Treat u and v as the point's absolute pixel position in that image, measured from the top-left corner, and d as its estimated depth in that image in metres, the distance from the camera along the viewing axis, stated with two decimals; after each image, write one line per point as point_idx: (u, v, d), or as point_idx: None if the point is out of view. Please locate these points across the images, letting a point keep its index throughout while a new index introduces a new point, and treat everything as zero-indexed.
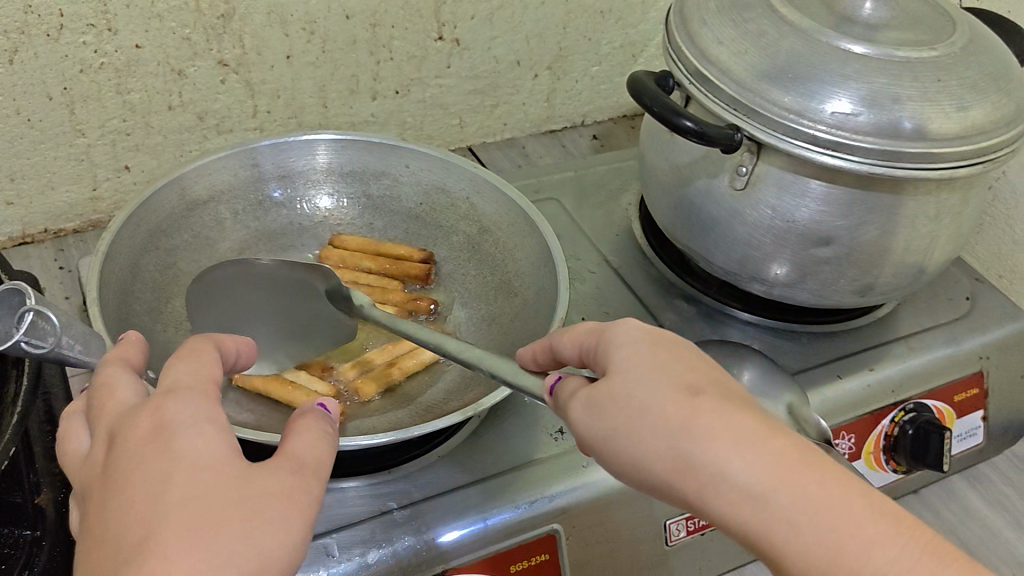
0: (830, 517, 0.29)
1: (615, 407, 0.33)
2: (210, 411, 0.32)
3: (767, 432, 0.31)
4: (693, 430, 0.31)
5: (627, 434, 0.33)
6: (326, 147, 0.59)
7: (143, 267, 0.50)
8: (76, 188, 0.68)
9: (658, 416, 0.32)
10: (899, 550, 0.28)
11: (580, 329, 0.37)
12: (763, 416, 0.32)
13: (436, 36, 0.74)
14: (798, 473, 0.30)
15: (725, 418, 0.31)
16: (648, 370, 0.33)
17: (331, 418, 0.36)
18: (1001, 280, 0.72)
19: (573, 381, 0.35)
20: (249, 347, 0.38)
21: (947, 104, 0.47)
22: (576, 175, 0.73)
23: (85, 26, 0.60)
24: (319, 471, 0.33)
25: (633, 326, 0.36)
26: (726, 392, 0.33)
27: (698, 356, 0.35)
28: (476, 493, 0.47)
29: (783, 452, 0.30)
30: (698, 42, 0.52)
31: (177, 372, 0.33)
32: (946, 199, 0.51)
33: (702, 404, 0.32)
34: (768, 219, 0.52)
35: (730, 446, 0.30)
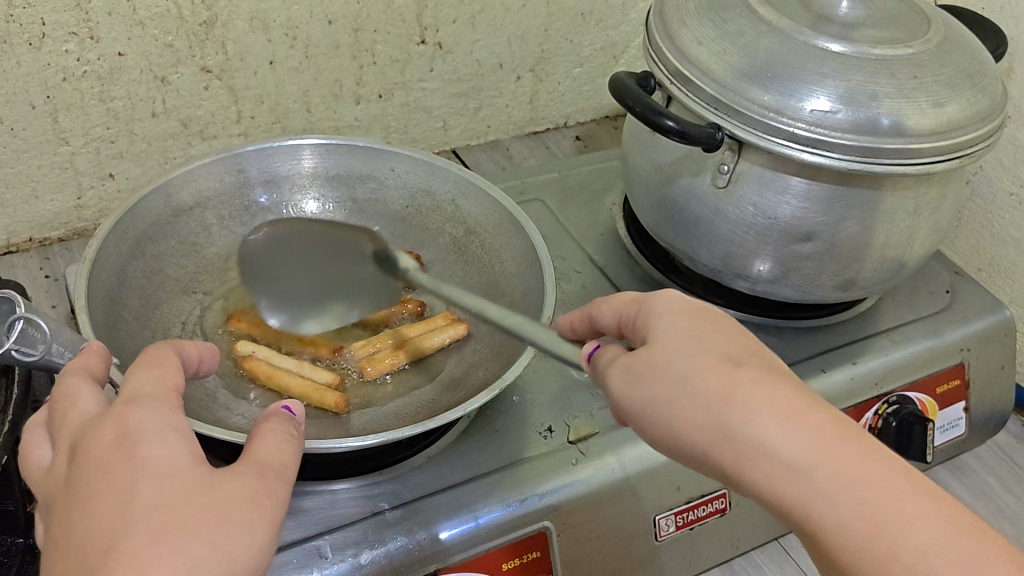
0: (870, 493, 0.29)
1: (654, 377, 0.34)
2: (173, 420, 0.32)
3: (807, 405, 0.31)
4: (735, 401, 0.32)
5: (667, 405, 0.33)
6: (311, 152, 0.59)
7: (131, 273, 0.50)
8: (60, 196, 0.68)
9: (694, 384, 0.32)
10: (939, 527, 0.29)
11: (621, 298, 0.38)
12: (801, 389, 0.32)
13: (418, 40, 0.75)
14: (837, 447, 0.30)
15: (764, 388, 0.32)
16: (687, 341, 0.34)
17: (296, 421, 0.37)
18: (980, 273, 0.73)
19: (611, 349, 0.36)
20: (211, 355, 0.38)
21: (924, 101, 0.48)
22: (561, 177, 0.74)
23: (67, 34, 0.60)
24: (284, 475, 0.33)
25: (675, 299, 0.37)
26: (765, 364, 0.33)
27: (739, 332, 0.35)
28: (467, 492, 0.47)
29: (822, 424, 0.31)
30: (679, 43, 0.53)
31: (138, 381, 0.33)
32: (925, 194, 0.52)
33: (742, 375, 0.32)
34: (750, 216, 0.52)
35: (770, 416, 0.31)
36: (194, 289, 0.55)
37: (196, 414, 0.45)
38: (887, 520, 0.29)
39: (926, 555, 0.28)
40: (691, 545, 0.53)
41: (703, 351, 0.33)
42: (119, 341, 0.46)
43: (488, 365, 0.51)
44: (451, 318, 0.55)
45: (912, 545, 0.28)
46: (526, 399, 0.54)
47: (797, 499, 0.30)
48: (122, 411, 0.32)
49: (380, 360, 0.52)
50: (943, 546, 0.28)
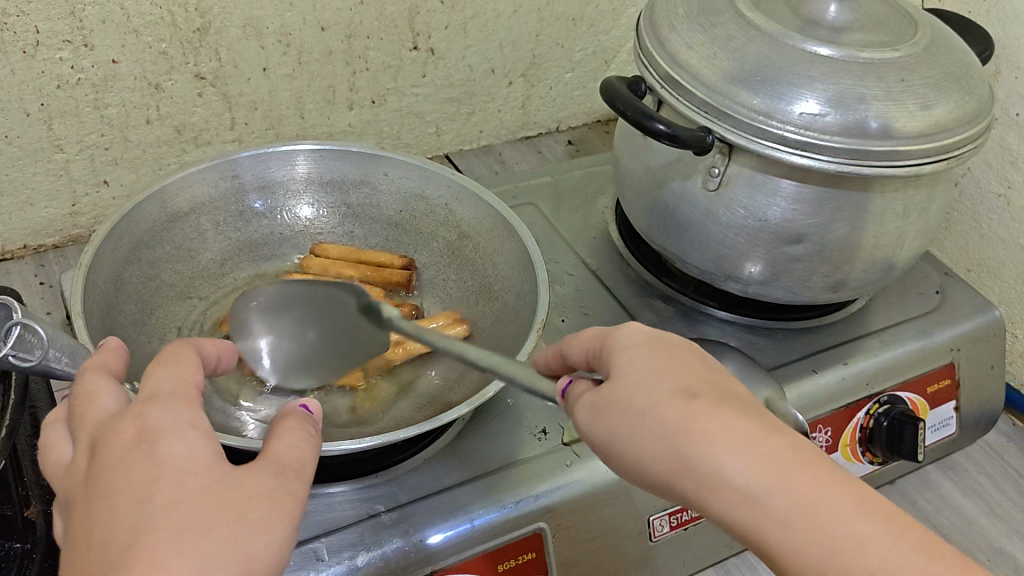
0: (826, 519, 0.29)
1: (616, 411, 0.34)
2: (193, 417, 0.32)
3: (763, 433, 0.31)
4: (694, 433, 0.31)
5: (630, 437, 0.33)
6: (305, 157, 0.59)
7: (127, 279, 0.51)
8: (55, 204, 0.68)
9: (653, 418, 0.32)
10: (895, 549, 0.29)
11: (586, 333, 0.38)
12: (759, 414, 0.32)
13: (411, 46, 0.75)
14: (793, 474, 0.30)
15: (721, 419, 0.31)
16: (647, 373, 0.34)
17: (314, 420, 0.37)
18: (970, 274, 0.74)
19: (580, 385, 0.36)
20: (229, 355, 0.39)
21: (911, 104, 0.49)
22: (553, 181, 0.74)
23: (62, 42, 0.60)
24: (302, 473, 0.33)
25: (635, 329, 0.36)
26: (724, 391, 0.33)
27: (697, 357, 0.35)
28: (462, 494, 0.48)
29: (778, 453, 0.30)
30: (669, 48, 0.53)
31: (156, 379, 0.33)
32: (913, 196, 0.52)
33: (700, 406, 0.32)
34: (741, 219, 0.53)
35: (727, 448, 0.31)
36: (189, 295, 0.55)
37: None
38: (844, 543, 0.29)
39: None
40: (685, 546, 0.53)
41: (662, 382, 0.33)
42: None
43: (482, 368, 0.51)
44: (453, 318, 0.55)
45: (867, 569, 0.28)
46: (520, 402, 0.54)
47: (758, 528, 0.30)
48: (140, 409, 0.32)
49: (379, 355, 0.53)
50: (900, 570, 0.28)
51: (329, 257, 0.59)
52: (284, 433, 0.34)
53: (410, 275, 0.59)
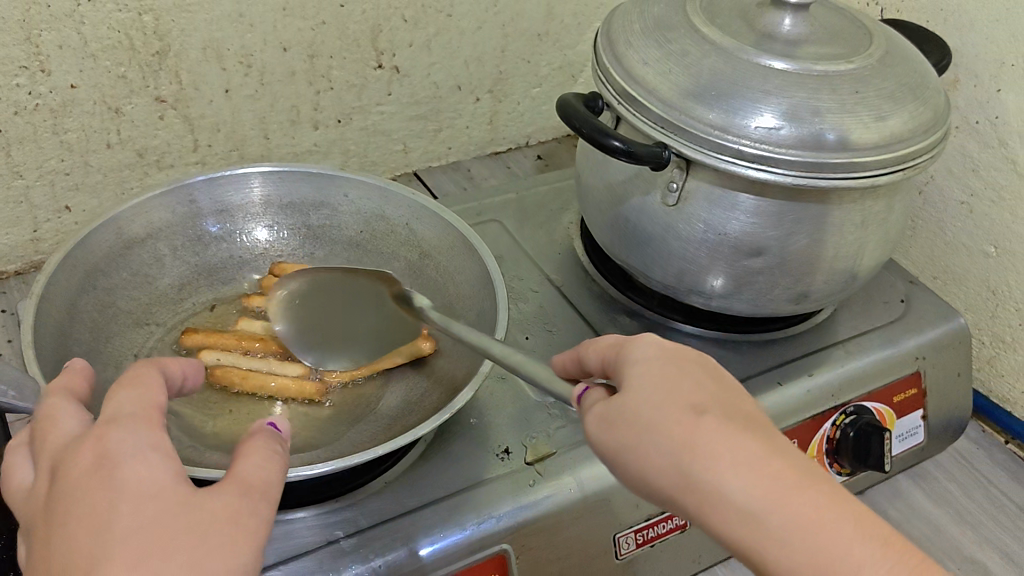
0: (821, 540, 0.30)
1: (628, 426, 0.34)
2: (154, 439, 0.32)
3: (767, 454, 0.32)
4: (697, 450, 0.32)
5: (636, 451, 0.34)
6: (261, 180, 0.59)
7: (82, 307, 0.50)
8: (16, 231, 0.68)
9: (659, 433, 0.33)
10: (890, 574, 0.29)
11: (605, 341, 0.39)
12: (766, 436, 0.33)
13: (375, 64, 0.75)
14: (796, 498, 0.31)
15: (728, 438, 0.32)
16: (656, 389, 0.34)
17: (282, 436, 0.37)
18: (935, 281, 0.74)
19: (595, 394, 0.37)
20: (195, 371, 0.38)
21: (866, 115, 0.49)
22: (518, 197, 0.74)
23: (18, 68, 0.60)
24: (268, 492, 0.33)
25: (650, 343, 0.37)
26: (733, 411, 0.33)
27: (709, 374, 0.35)
28: (424, 517, 0.47)
29: (780, 471, 0.31)
30: (625, 63, 0.53)
31: (118, 401, 0.33)
32: (872, 206, 0.52)
33: (707, 424, 0.33)
34: (701, 233, 0.53)
35: (730, 465, 0.31)
36: (146, 321, 0.55)
37: None
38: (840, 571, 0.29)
39: None
40: (653, 563, 0.53)
41: (670, 398, 0.34)
42: None
43: (442, 388, 0.51)
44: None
45: None
46: (484, 422, 0.54)
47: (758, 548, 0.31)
48: (100, 432, 0.32)
49: (346, 368, 0.53)
50: None
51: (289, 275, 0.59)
52: (248, 452, 0.34)
53: None
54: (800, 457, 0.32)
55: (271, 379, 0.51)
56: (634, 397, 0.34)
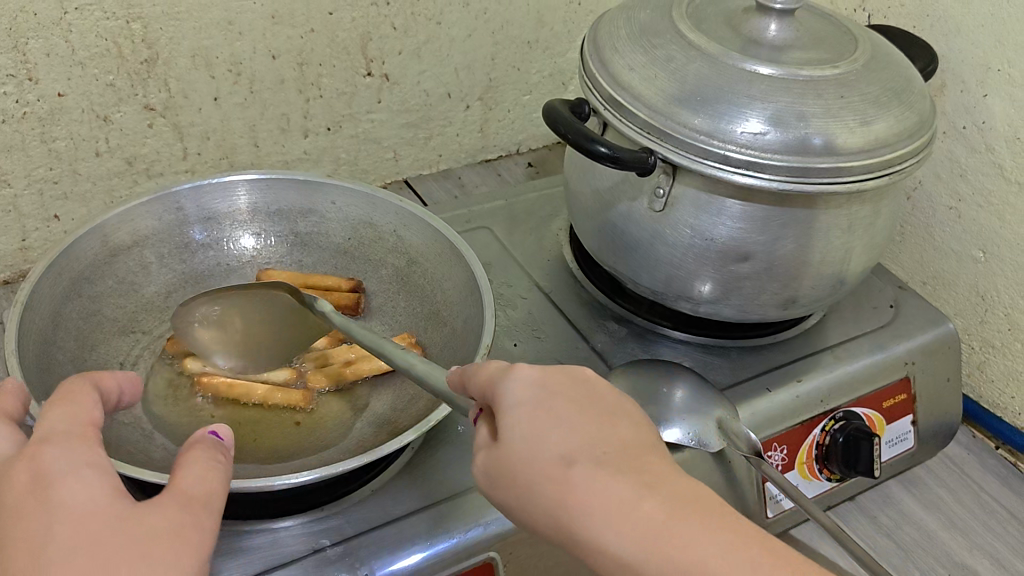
0: None
1: (507, 479, 0.32)
2: (88, 456, 0.33)
3: (639, 494, 0.30)
4: (572, 505, 0.30)
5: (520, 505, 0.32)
6: (247, 188, 0.59)
7: (67, 315, 0.50)
8: (4, 239, 0.68)
9: (534, 489, 0.31)
10: None
11: (484, 369, 0.34)
12: (640, 469, 0.31)
13: (364, 72, 0.75)
14: (671, 540, 0.29)
15: (599, 489, 0.30)
16: (526, 440, 0.32)
17: (225, 446, 0.37)
18: (925, 287, 0.74)
19: (483, 433, 0.34)
20: (134, 385, 0.39)
21: (851, 119, 0.49)
22: (508, 204, 0.74)
23: (5, 76, 0.60)
24: (211, 501, 0.33)
25: (522, 374, 0.33)
26: (607, 447, 0.31)
27: (587, 403, 0.33)
28: (412, 525, 0.47)
29: (650, 517, 0.29)
30: (611, 69, 0.53)
31: (51, 421, 0.34)
32: (858, 211, 0.52)
33: (577, 475, 0.31)
34: (688, 238, 0.53)
35: (602, 520, 0.30)
36: (132, 329, 0.54)
37: (131, 456, 0.44)
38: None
39: None
40: None
41: (540, 445, 0.31)
42: (52, 385, 0.46)
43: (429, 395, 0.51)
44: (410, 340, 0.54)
45: None
46: (472, 429, 0.54)
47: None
48: (34, 452, 0.32)
49: (330, 373, 0.53)
50: None
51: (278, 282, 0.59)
52: (187, 464, 0.34)
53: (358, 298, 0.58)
54: (677, 490, 0.30)
55: (257, 387, 0.51)
56: (506, 449, 0.32)
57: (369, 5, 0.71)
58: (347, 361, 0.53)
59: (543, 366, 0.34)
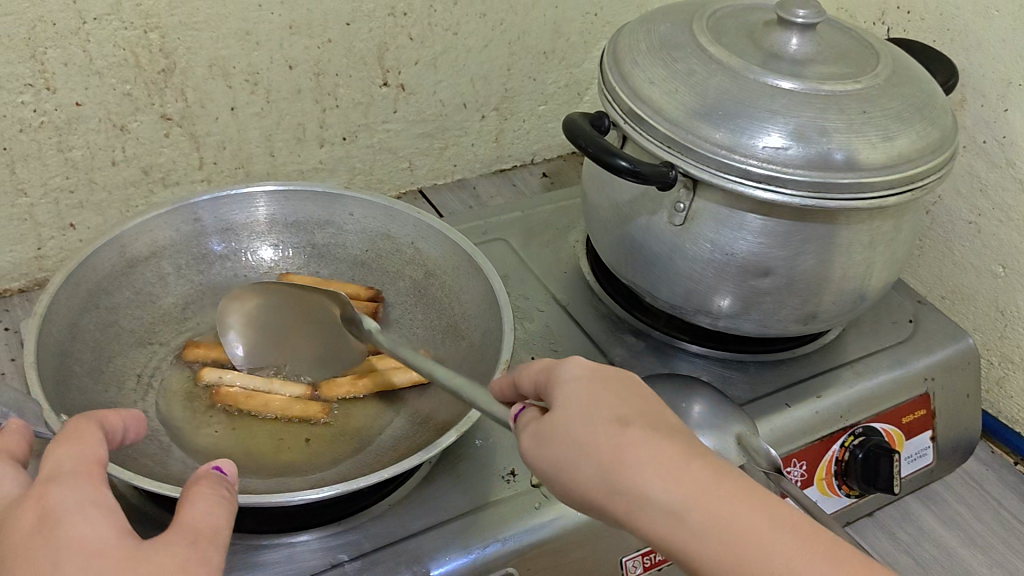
0: (740, 530, 0.31)
1: (558, 437, 0.34)
2: (96, 496, 0.33)
3: (689, 457, 0.33)
4: (623, 461, 0.33)
5: (565, 466, 0.34)
6: (266, 199, 0.59)
7: (84, 327, 0.50)
8: (20, 248, 0.68)
9: (585, 447, 0.34)
10: (806, 551, 0.30)
11: (534, 365, 0.38)
12: (687, 442, 0.34)
13: (381, 82, 0.75)
14: (720, 498, 0.31)
15: (651, 447, 0.33)
16: (586, 404, 0.35)
17: (228, 481, 0.37)
18: (944, 301, 0.73)
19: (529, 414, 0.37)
20: (137, 421, 0.38)
21: (873, 135, 0.49)
22: (524, 215, 0.74)
23: (23, 85, 0.60)
24: (216, 539, 0.34)
25: (577, 364, 0.37)
26: (657, 422, 0.35)
27: (637, 391, 0.36)
28: (429, 540, 0.47)
29: (700, 475, 0.32)
30: (631, 82, 0.53)
31: (59, 458, 0.34)
32: (880, 226, 0.52)
33: (633, 433, 0.33)
34: (708, 253, 0.52)
35: (652, 472, 0.32)
36: (149, 341, 0.54)
37: (148, 470, 0.44)
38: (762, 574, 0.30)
39: None
40: None
41: (593, 411, 0.34)
42: (70, 397, 0.46)
43: (447, 409, 0.50)
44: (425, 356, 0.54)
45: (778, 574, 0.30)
46: (489, 443, 0.53)
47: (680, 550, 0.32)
48: (41, 491, 0.32)
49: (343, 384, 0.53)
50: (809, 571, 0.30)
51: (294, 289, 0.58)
52: (195, 499, 0.34)
53: (376, 307, 0.58)
54: (721, 463, 0.33)
55: (272, 402, 0.51)
56: (560, 414, 0.35)
57: (386, 16, 0.71)
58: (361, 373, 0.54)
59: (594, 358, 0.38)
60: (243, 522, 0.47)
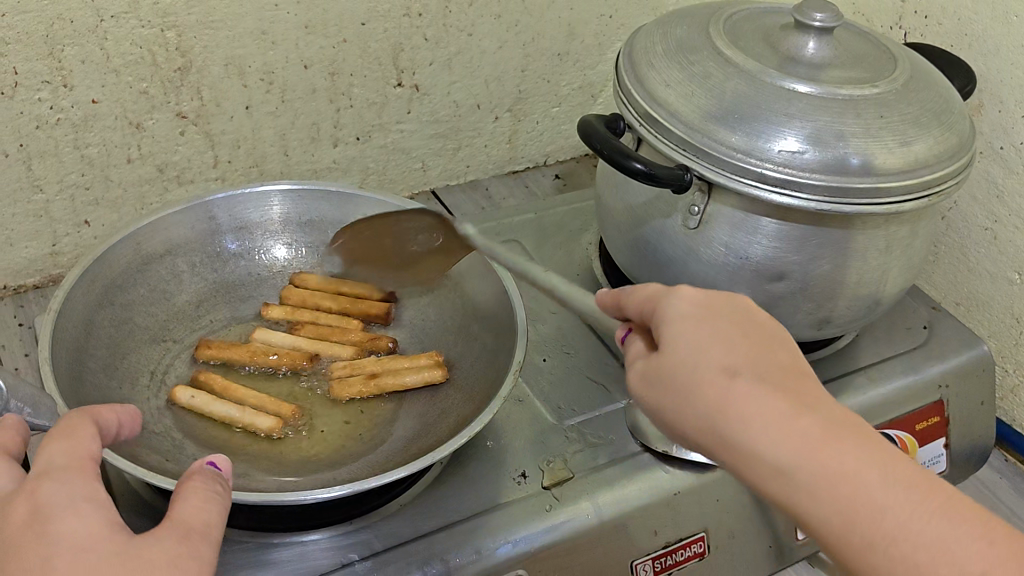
0: (850, 494, 0.32)
1: (668, 387, 0.35)
2: (87, 491, 0.33)
3: (798, 412, 0.33)
4: (730, 415, 0.33)
5: (673, 409, 0.35)
6: (281, 198, 0.59)
7: (98, 323, 0.50)
8: (35, 244, 0.68)
9: (695, 397, 0.34)
10: (913, 517, 0.31)
11: (641, 290, 0.38)
12: (801, 390, 0.34)
13: (395, 82, 0.75)
14: (836, 465, 0.32)
15: (760, 401, 0.33)
16: (696, 344, 0.35)
17: (223, 477, 0.37)
18: (958, 307, 0.73)
19: (635, 346, 0.38)
20: (131, 417, 0.38)
21: (890, 140, 0.48)
22: (537, 217, 0.74)
23: (40, 82, 0.60)
24: (208, 533, 0.34)
25: (685, 294, 0.36)
26: (769, 366, 0.34)
27: (745, 324, 0.36)
28: (439, 540, 0.47)
29: (809, 432, 0.32)
30: (646, 85, 0.53)
31: (51, 454, 0.33)
32: (896, 232, 0.51)
33: (741, 387, 0.33)
34: (722, 256, 0.52)
35: (763, 430, 0.33)
36: (163, 337, 0.55)
37: (160, 466, 0.44)
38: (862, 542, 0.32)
39: (899, 543, 0.31)
40: None
41: (702, 360, 0.34)
42: (84, 392, 0.46)
43: (458, 410, 0.50)
44: (435, 358, 0.54)
45: (886, 534, 0.31)
46: (501, 444, 0.54)
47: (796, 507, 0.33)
48: (32, 487, 0.32)
49: (354, 384, 0.53)
50: (916, 537, 0.31)
51: (309, 288, 0.60)
52: (188, 495, 0.35)
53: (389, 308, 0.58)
54: (831, 409, 0.33)
55: (222, 408, 0.50)
56: (669, 361, 0.35)
57: (402, 17, 0.71)
58: (372, 373, 0.53)
59: (705, 288, 0.37)
60: (254, 521, 0.47)
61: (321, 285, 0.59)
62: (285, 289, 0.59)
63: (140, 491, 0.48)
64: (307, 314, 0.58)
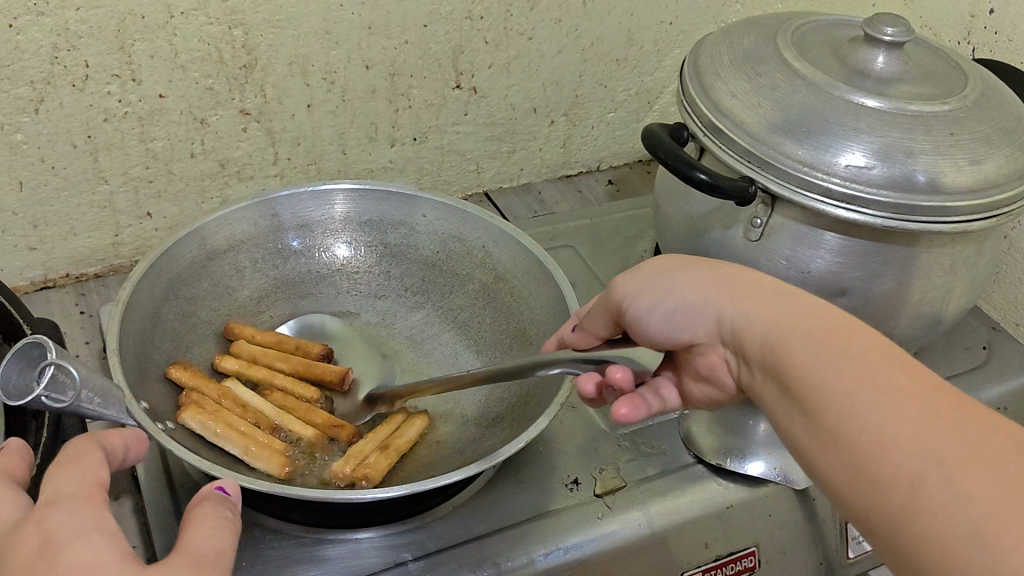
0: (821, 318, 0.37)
1: (680, 260, 0.43)
2: (97, 520, 0.32)
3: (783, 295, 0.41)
4: (735, 272, 0.41)
5: (675, 271, 0.42)
6: (343, 197, 0.60)
7: (163, 316, 0.51)
8: (98, 235, 0.69)
9: (704, 262, 0.42)
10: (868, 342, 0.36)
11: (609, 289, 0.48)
12: None
13: (454, 84, 0.75)
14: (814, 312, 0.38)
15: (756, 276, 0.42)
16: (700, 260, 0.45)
17: (231, 503, 0.37)
18: (1018, 328, 0.72)
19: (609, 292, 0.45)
20: (138, 441, 0.38)
21: (960, 158, 0.48)
22: (593, 223, 0.74)
23: (109, 77, 0.61)
24: (218, 561, 0.33)
25: None
26: None
27: None
28: (492, 543, 0.47)
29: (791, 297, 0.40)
30: (712, 94, 0.53)
31: (59, 483, 0.33)
32: (962, 251, 0.51)
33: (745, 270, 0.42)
34: (783, 269, 0.52)
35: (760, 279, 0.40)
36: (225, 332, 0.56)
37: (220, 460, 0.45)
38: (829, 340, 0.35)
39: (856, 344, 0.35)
40: None
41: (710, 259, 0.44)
42: (148, 384, 0.47)
43: (513, 416, 0.51)
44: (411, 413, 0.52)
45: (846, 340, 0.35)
46: (553, 450, 0.54)
47: (775, 358, 0.36)
48: (42, 515, 0.32)
49: (376, 464, 0.47)
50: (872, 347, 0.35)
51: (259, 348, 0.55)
52: (199, 523, 0.34)
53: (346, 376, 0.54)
54: None
55: (236, 441, 0.46)
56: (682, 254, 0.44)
57: (462, 19, 0.71)
58: (377, 449, 0.49)
59: None
60: (309, 517, 0.47)
61: (265, 340, 0.55)
62: (237, 345, 0.55)
63: (200, 482, 0.49)
64: (262, 372, 0.53)
